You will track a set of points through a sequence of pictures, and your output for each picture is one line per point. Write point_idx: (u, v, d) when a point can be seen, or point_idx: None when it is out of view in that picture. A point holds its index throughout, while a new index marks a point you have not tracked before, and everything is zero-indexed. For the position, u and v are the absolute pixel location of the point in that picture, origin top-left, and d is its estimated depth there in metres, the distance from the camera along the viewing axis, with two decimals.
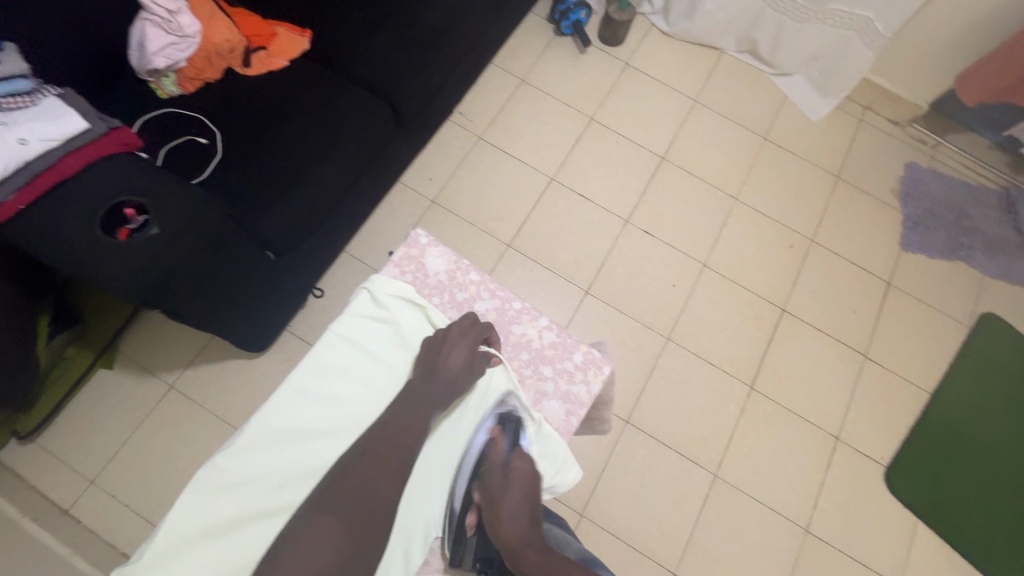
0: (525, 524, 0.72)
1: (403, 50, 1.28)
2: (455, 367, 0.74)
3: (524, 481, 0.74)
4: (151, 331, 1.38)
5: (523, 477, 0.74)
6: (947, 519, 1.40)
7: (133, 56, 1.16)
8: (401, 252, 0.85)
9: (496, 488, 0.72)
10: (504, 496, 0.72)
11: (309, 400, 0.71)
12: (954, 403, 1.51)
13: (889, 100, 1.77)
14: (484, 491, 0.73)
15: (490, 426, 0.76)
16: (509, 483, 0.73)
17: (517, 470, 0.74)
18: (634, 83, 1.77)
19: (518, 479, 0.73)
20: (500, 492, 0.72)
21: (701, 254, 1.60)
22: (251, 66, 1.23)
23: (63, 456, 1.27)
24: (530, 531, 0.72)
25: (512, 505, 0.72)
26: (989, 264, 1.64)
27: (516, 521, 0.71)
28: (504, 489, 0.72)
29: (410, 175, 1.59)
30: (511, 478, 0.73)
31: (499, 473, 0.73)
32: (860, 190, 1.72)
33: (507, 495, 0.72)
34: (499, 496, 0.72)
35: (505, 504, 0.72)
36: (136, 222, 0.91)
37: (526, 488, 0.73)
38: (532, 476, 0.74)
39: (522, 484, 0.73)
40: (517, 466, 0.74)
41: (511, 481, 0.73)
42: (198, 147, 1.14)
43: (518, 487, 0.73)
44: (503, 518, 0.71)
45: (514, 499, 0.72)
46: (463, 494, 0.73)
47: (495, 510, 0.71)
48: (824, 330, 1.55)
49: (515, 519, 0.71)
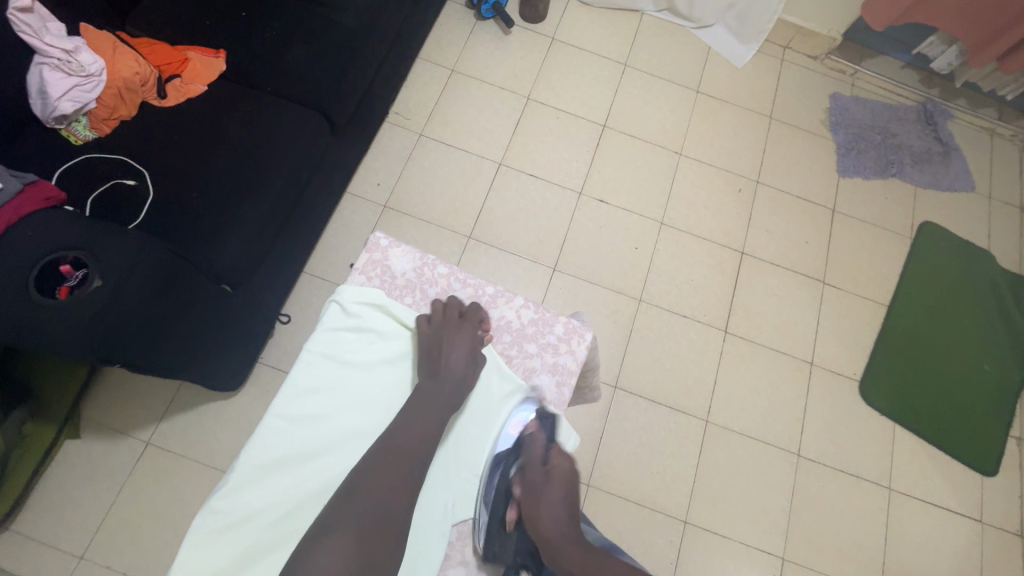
0: (567, 523, 0.64)
1: (325, 57, 1.25)
2: (457, 365, 0.67)
3: (565, 480, 0.66)
4: (113, 391, 1.31)
5: (565, 477, 0.66)
6: (920, 417, 1.50)
7: (37, 105, 1.07)
8: (362, 257, 0.74)
9: (536, 484, 0.65)
10: (550, 495, 0.65)
11: (302, 425, 0.63)
12: (909, 309, 1.61)
13: (804, 36, 1.83)
14: (525, 487, 0.66)
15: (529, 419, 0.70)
16: (550, 481, 0.66)
17: (557, 468, 0.66)
18: (564, 56, 1.78)
19: (559, 476, 0.66)
20: (541, 491, 0.65)
21: (657, 212, 1.63)
22: (168, 97, 1.17)
23: (43, 538, 1.20)
24: (571, 531, 0.64)
25: (552, 506, 0.64)
26: (919, 175, 1.74)
27: (557, 522, 0.64)
28: (544, 489, 0.65)
29: (357, 184, 1.56)
30: (553, 477, 0.66)
31: (539, 469, 0.66)
32: (793, 127, 1.79)
33: (554, 494, 0.65)
34: (543, 494, 0.65)
35: (547, 501, 0.64)
36: (75, 278, 0.86)
37: (567, 491, 0.66)
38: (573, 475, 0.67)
39: (564, 484, 0.66)
40: (560, 461, 0.67)
41: (554, 476, 0.66)
42: (127, 190, 1.08)
43: (560, 487, 0.65)
44: (543, 515, 0.63)
45: (558, 497, 0.65)
46: (498, 487, 0.67)
47: (536, 507, 0.64)
48: (782, 265, 1.62)
49: (558, 519, 0.64)
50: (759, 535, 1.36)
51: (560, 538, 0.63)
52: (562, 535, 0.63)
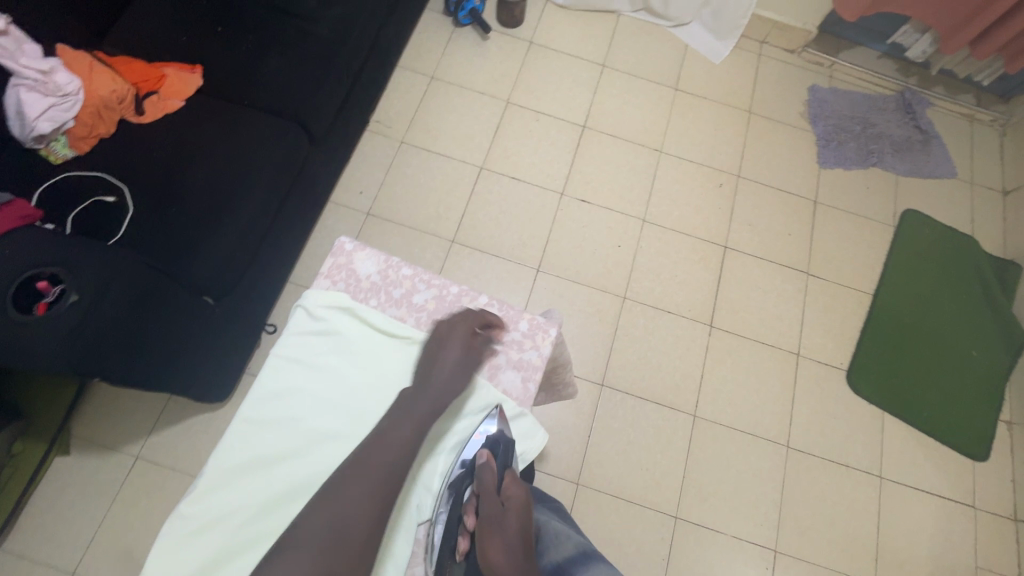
0: (520, 560, 0.58)
1: (300, 69, 1.26)
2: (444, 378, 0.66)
3: (520, 512, 0.63)
4: (103, 406, 1.32)
5: (519, 509, 0.63)
6: (909, 404, 1.50)
7: (14, 126, 1.08)
8: (327, 262, 0.75)
9: (490, 517, 0.62)
10: (505, 523, 0.62)
11: (268, 428, 0.64)
12: (894, 297, 1.61)
13: (779, 30, 1.85)
14: (480, 518, 0.63)
15: (480, 449, 0.69)
16: (506, 512, 0.63)
17: (512, 500, 0.64)
18: (542, 59, 1.80)
19: (514, 507, 0.63)
20: (497, 522, 0.62)
21: (639, 210, 1.64)
22: (146, 113, 1.18)
23: (35, 555, 1.21)
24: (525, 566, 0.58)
25: (504, 540, 0.60)
26: (899, 164, 1.75)
27: (509, 553, 0.58)
28: (499, 520, 0.62)
29: (340, 193, 1.57)
30: (510, 507, 0.63)
31: (494, 501, 0.64)
32: (772, 120, 1.80)
33: (510, 523, 0.62)
34: (496, 525, 0.61)
35: (499, 531, 0.61)
36: (53, 294, 0.87)
37: (522, 529, 0.62)
38: (528, 507, 0.64)
39: (518, 516, 0.63)
40: (516, 494, 0.65)
41: (510, 505, 0.64)
42: (106, 207, 1.09)
43: (516, 520, 0.62)
44: (493, 540, 0.60)
45: (512, 530, 0.61)
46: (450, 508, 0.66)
47: (485, 533, 0.60)
48: (766, 257, 1.63)
49: (510, 552, 0.58)
50: (751, 527, 1.36)
51: (510, 570, 0.57)
52: (515, 572, 0.57)
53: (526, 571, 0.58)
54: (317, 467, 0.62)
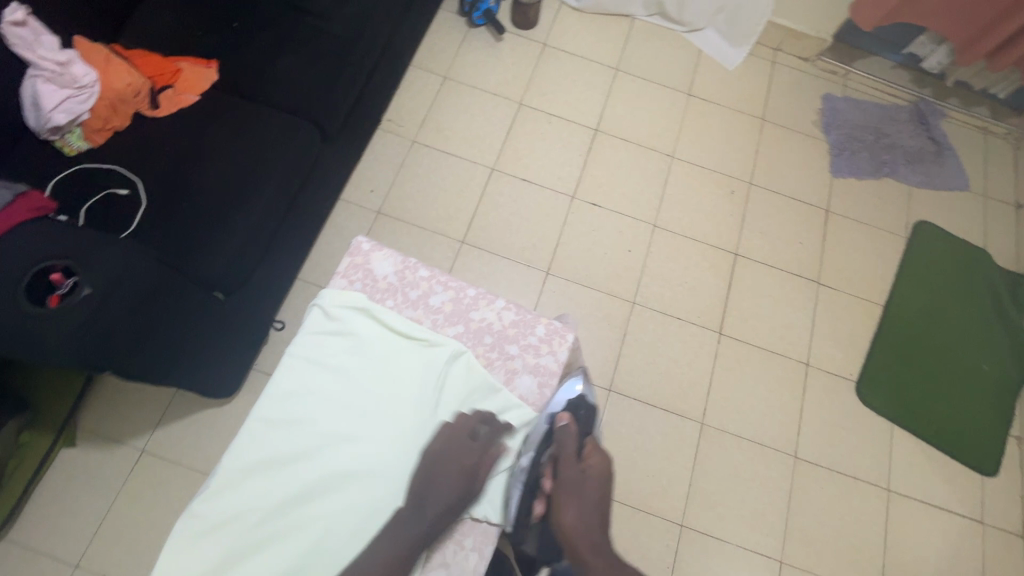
0: (594, 526, 0.63)
1: (315, 66, 1.26)
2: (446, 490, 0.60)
3: (600, 479, 0.66)
4: (109, 399, 1.32)
5: (598, 477, 0.66)
6: (918, 417, 1.49)
7: (30, 117, 1.08)
8: (344, 262, 0.75)
9: (570, 481, 0.65)
10: (584, 489, 0.65)
11: (280, 431, 0.63)
12: (905, 309, 1.60)
13: (794, 38, 1.84)
14: (559, 481, 0.65)
15: (558, 414, 0.71)
16: (585, 479, 0.65)
17: (592, 467, 0.66)
18: (555, 61, 1.79)
19: (594, 475, 0.66)
20: (575, 487, 0.65)
21: (650, 215, 1.64)
22: (160, 107, 1.19)
23: (38, 547, 1.20)
24: (600, 536, 0.62)
25: (581, 507, 0.63)
26: (913, 174, 1.74)
27: (584, 521, 0.62)
28: (577, 486, 0.65)
29: (351, 191, 1.57)
30: (588, 475, 0.66)
31: (573, 466, 0.66)
32: (785, 128, 1.79)
33: (589, 491, 0.65)
34: (574, 489, 0.64)
35: (578, 499, 0.64)
36: (65, 287, 0.86)
37: (599, 498, 0.65)
38: (608, 475, 0.66)
39: (597, 485, 0.65)
40: (595, 463, 0.67)
41: (589, 473, 0.66)
42: (119, 199, 1.09)
43: (594, 488, 0.65)
44: (571, 505, 0.63)
45: (590, 497, 0.64)
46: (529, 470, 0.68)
47: (563, 498, 0.64)
48: (776, 266, 1.62)
49: (585, 516, 0.63)
50: (757, 538, 1.35)
51: (586, 538, 0.61)
52: (588, 535, 0.62)
53: (598, 537, 0.62)
54: (327, 470, 0.61)
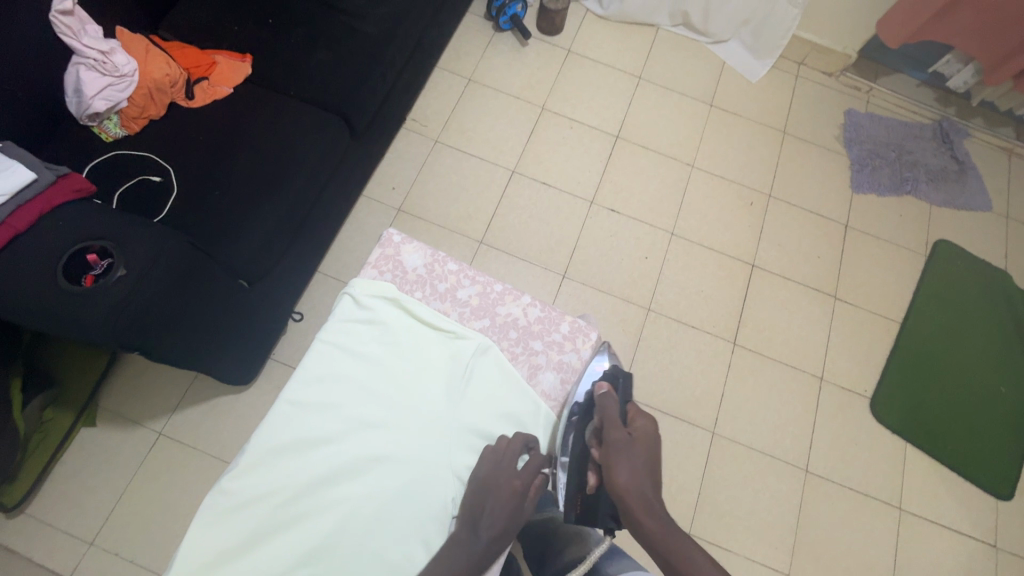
0: (647, 489, 0.58)
1: (346, 64, 1.29)
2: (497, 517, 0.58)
3: (648, 443, 0.62)
4: (130, 381, 1.35)
5: (647, 441, 0.62)
6: (933, 437, 1.47)
7: (71, 103, 1.12)
8: (375, 252, 0.77)
9: (617, 444, 0.61)
10: (631, 450, 0.60)
11: (309, 412, 0.65)
12: (923, 328, 1.59)
13: (819, 53, 1.85)
14: (603, 445, 0.62)
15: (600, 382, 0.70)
16: (633, 443, 0.61)
17: (639, 430, 0.63)
18: (579, 68, 1.81)
19: (642, 437, 0.62)
20: (622, 449, 0.61)
21: (668, 223, 1.64)
22: (195, 98, 1.21)
23: (56, 522, 1.23)
24: (654, 496, 0.57)
25: (630, 468, 0.59)
26: (934, 193, 1.73)
27: (636, 480, 0.58)
28: (623, 448, 0.60)
29: (373, 188, 1.59)
30: (634, 438, 0.62)
31: (620, 430, 0.62)
32: (807, 142, 1.79)
33: (635, 450, 0.60)
34: (620, 451, 0.60)
35: (627, 461, 0.59)
36: (100, 267, 0.89)
37: (650, 463, 0.60)
38: (656, 437, 0.62)
39: (646, 448, 0.61)
40: (642, 427, 0.63)
41: (636, 437, 0.62)
42: (152, 186, 1.11)
43: (642, 451, 0.61)
44: (618, 466, 0.59)
45: (637, 459, 0.60)
46: (576, 447, 0.65)
47: (609, 461, 0.60)
48: (793, 279, 1.62)
49: (636, 479, 0.58)
50: (765, 550, 1.34)
51: (637, 496, 0.57)
52: (641, 497, 0.57)
53: (653, 500, 0.57)
54: (354, 454, 0.63)
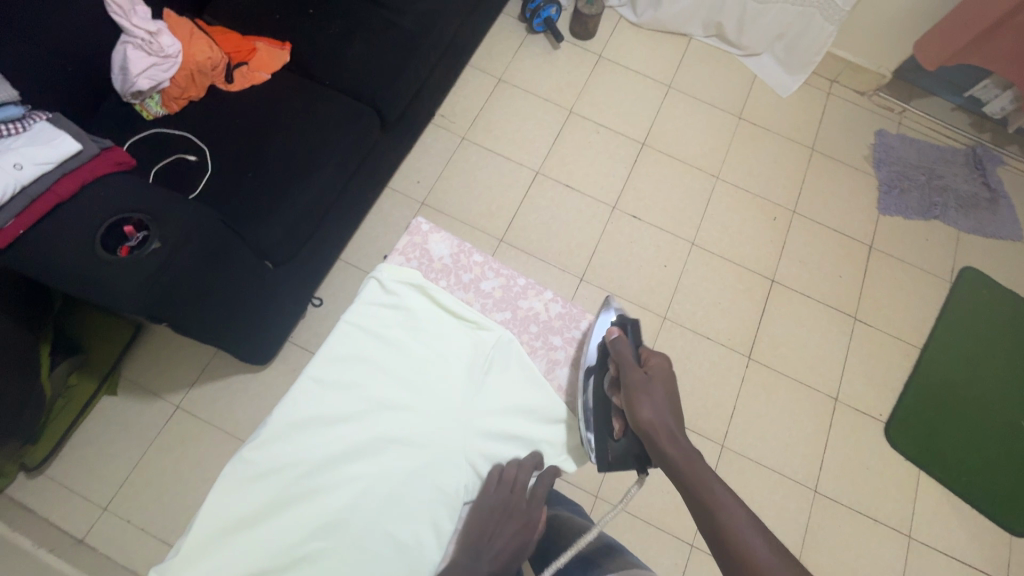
0: (670, 420, 0.63)
1: (381, 57, 1.31)
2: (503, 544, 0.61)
3: (663, 376, 0.67)
4: (153, 353, 1.38)
5: (663, 377, 0.66)
6: (947, 467, 1.45)
7: (117, 80, 1.16)
8: (403, 239, 0.78)
9: (636, 383, 0.65)
10: (653, 386, 0.65)
11: (332, 390, 0.66)
12: (944, 355, 1.56)
13: (852, 71, 1.84)
14: (625, 386, 0.66)
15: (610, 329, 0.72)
16: (650, 379, 0.66)
17: (654, 367, 0.67)
18: (609, 73, 1.82)
19: (657, 373, 0.67)
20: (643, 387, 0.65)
21: (689, 233, 1.64)
22: (234, 82, 1.25)
23: (73, 485, 1.26)
24: (676, 425, 0.62)
25: (653, 403, 0.63)
26: (963, 219, 1.70)
27: (659, 412, 0.63)
28: (645, 387, 0.65)
29: (398, 180, 1.61)
30: (652, 377, 0.66)
31: (637, 370, 0.67)
32: (835, 160, 1.77)
33: (656, 387, 0.65)
34: (642, 390, 0.64)
35: (648, 396, 0.64)
36: (136, 239, 0.92)
37: (670, 395, 0.65)
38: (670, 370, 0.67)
39: (661, 381, 0.66)
40: (657, 366, 0.67)
41: (653, 379, 0.66)
42: (187, 164, 1.15)
43: (662, 387, 0.65)
44: (641, 402, 0.63)
45: (660, 395, 0.64)
46: (596, 398, 0.69)
47: (633, 399, 0.64)
48: (813, 297, 1.60)
49: (660, 412, 0.63)
50: None
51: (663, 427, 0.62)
52: (666, 429, 0.62)
53: (677, 431, 0.62)
54: (373, 434, 0.64)
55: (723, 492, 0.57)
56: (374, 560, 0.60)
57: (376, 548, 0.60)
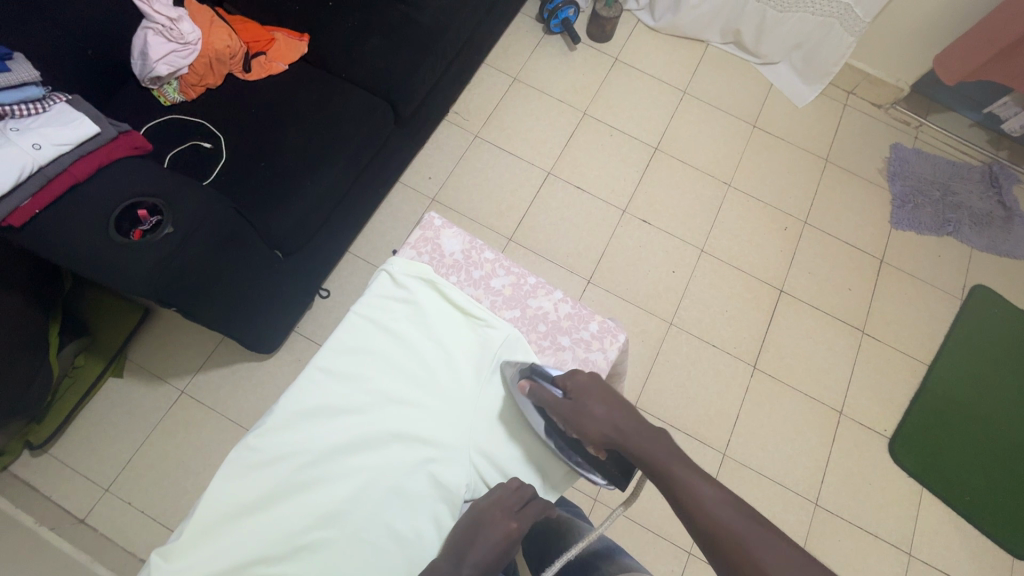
0: (618, 425, 0.63)
1: (398, 51, 1.31)
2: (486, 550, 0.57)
3: (590, 393, 0.64)
4: (160, 338, 1.39)
5: (591, 392, 0.64)
6: (951, 485, 1.43)
7: (137, 64, 1.16)
8: (415, 234, 0.78)
9: (573, 417, 0.64)
10: (590, 401, 0.64)
11: (338, 382, 0.66)
12: (952, 373, 1.55)
13: (869, 83, 1.83)
14: (572, 425, 0.64)
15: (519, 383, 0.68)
16: (581, 403, 0.64)
17: (576, 390, 0.65)
18: (624, 77, 1.81)
19: (587, 400, 0.64)
20: (584, 418, 0.64)
21: (699, 239, 1.63)
22: (252, 72, 1.25)
23: (76, 465, 1.27)
24: (625, 424, 0.63)
25: (597, 419, 0.63)
26: (977, 237, 1.69)
27: (605, 426, 0.63)
28: (581, 410, 0.64)
29: (410, 175, 1.62)
30: (579, 398, 0.64)
31: (565, 406, 0.64)
32: (848, 173, 1.76)
33: (592, 402, 0.63)
34: (583, 418, 0.63)
35: (589, 419, 0.63)
36: (149, 223, 0.93)
37: (606, 400, 0.64)
38: (592, 382, 0.65)
39: (591, 395, 0.64)
40: (580, 383, 0.65)
41: (582, 403, 0.64)
42: (202, 151, 1.15)
43: (596, 399, 0.64)
44: (588, 426, 0.63)
45: (601, 409, 0.64)
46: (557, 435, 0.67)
47: (581, 430, 0.64)
48: (821, 308, 1.59)
49: (613, 423, 0.63)
50: None
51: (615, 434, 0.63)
52: (627, 440, 0.63)
53: (631, 430, 0.63)
54: (377, 427, 0.64)
55: (693, 478, 0.59)
56: (374, 553, 0.60)
57: (376, 541, 0.60)
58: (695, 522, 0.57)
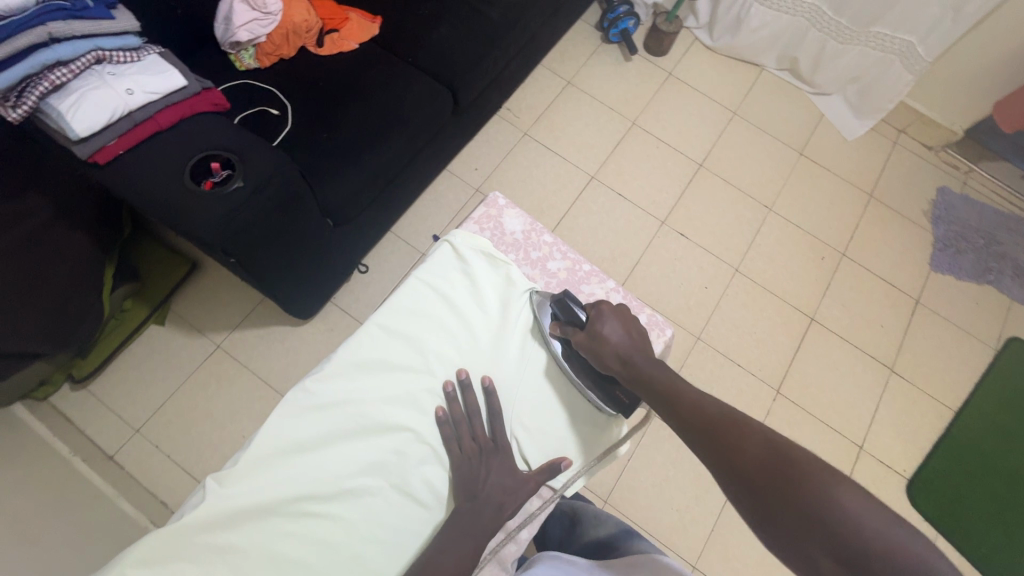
0: (629, 348, 0.66)
1: (464, 43, 1.35)
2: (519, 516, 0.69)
3: (617, 317, 0.68)
4: (202, 292, 1.44)
5: (606, 318, 0.68)
6: (967, 535, 1.41)
7: (218, 28, 1.22)
8: (479, 210, 0.82)
9: (590, 342, 0.68)
10: (603, 325, 0.67)
11: (396, 339, 0.69)
12: (978, 422, 1.53)
13: (923, 124, 1.82)
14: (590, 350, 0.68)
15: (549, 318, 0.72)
16: (599, 333, 0.67)
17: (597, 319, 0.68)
18: (676, 92, 1.84)
19: (608, 331, 0.67)
20: (598, 340, 0.67)
21: (734, 259, 1.64)
22: (324, 47, 1.29)
23: (110, 404, 1.32)
24: (637, 352, 0.66)
25: (614, 341, 0.67)
26: (1018, 289, 1.66)
27: (620, 352, 0.66)
28: (598, 335, 0.67)
29: (457, 164, 1.65)
30: (596, 322, 0.68)
31: (581, 333, 0.69)
32: (892, 210, 1.75)
33: (605, 326, 0.67)
34: (599, 342, 0.67)
35: (609, 341, 0.67)
36: (219, 175, 0.96)
37: (625, 325, 0.68)
38: (613, 313, 0.69)
39: (615, 319, 0.68)
40: (599, 310, 0.69)
41: (596, 328, 0.67)
42: (271, 117, 1.20)
43: (612, 323, 0.67)
44: (604, 348, 0.67)
45: (614, 334, 0.67)
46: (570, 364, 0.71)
47: (597, 354, 0.67)
48: (849, 341, 1.58)
49: (623, 347, 0.66)
50: None
51: (623, 353, 0.66)
52: (628, 358, 0.66)
53: (636, 353, 0.66)
54: (429, 385, 0.68)
55: (686, 386, 0.61)
56: (414, 505, 0.63)
57: (415, 493, 0.63)
58: (678, 415, 0.59)
